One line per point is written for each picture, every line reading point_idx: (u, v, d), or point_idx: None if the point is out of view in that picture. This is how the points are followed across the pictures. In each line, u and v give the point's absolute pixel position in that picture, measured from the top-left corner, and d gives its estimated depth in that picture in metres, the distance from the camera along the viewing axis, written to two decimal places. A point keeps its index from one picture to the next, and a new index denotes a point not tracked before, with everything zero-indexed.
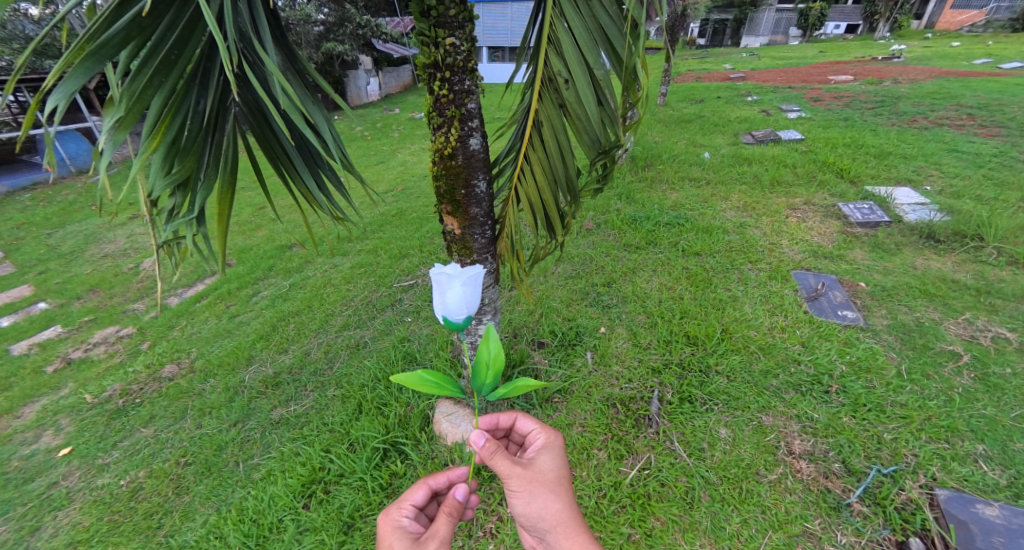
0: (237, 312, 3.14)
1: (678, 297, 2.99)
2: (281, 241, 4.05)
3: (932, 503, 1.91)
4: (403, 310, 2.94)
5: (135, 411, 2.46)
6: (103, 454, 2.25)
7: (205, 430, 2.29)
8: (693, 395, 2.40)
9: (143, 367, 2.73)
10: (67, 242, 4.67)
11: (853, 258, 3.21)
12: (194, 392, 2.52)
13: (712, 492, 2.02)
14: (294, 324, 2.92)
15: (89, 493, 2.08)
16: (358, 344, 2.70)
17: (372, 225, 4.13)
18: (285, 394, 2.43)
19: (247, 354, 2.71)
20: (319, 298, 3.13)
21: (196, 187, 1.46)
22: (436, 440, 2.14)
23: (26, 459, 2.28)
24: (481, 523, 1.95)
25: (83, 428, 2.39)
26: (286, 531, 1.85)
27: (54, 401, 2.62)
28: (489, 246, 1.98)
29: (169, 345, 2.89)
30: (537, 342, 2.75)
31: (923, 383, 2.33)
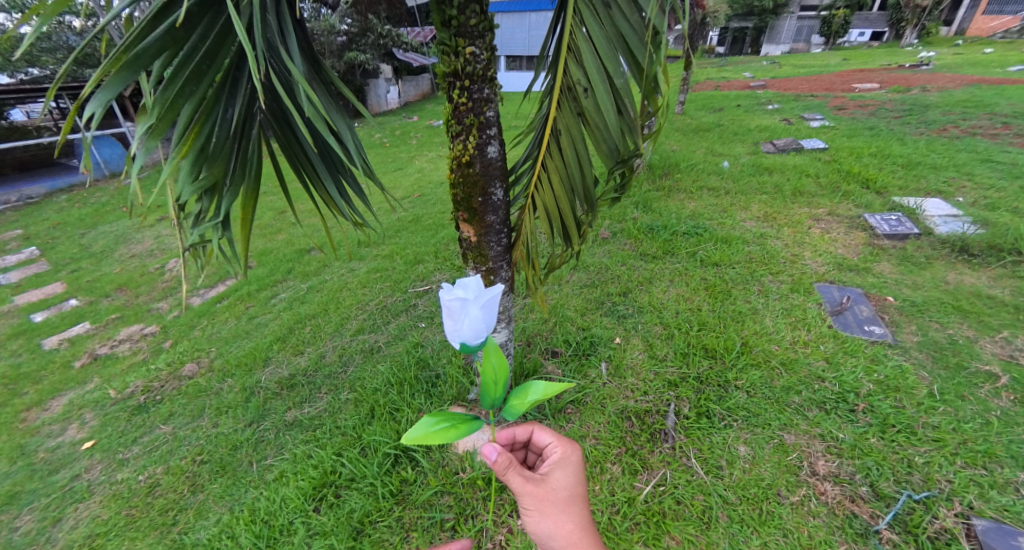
0: (256, 314, 3.22)
1: (696, 308, 2.94)
2: (299, 245, 4.15)
3: (968, 534, 1.81)
4: (417, 315, 2.97)
5: (155, 408, 2.51)
6: (124, 449, 2.31)
7: (221, 429, 2.32)
8: (711, 410, 2.34)
9: (164, 365, 2.80)
10: (99, 242, 4.86)
11: (880, 272, 3.10)
12: (211, 392, 2.57)
13: (730, 512, 1.96)
14: (309, 326, 2.96)
15: (108, 487, 2.13)
16: (372, 348, 2.73)
17: (388, 231, 4.19)
18: (300, 396, 2.46)
19: (264, 355, 2.75)
20: (335, 302, 3.17)
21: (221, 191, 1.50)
22: (447, 448, 2.15)
23: (51, 451, 2.36)
24: (490, 535, 1.87)
25: (106, 423, 2.46)
26: (297, 534, 1.85)
27: (80, 394, 2.71)
28: (504, 255, 1.98)
29: (190, 344, 2.97)
30: (551, 351, 2.73)
31: (957, 404, 2.21)
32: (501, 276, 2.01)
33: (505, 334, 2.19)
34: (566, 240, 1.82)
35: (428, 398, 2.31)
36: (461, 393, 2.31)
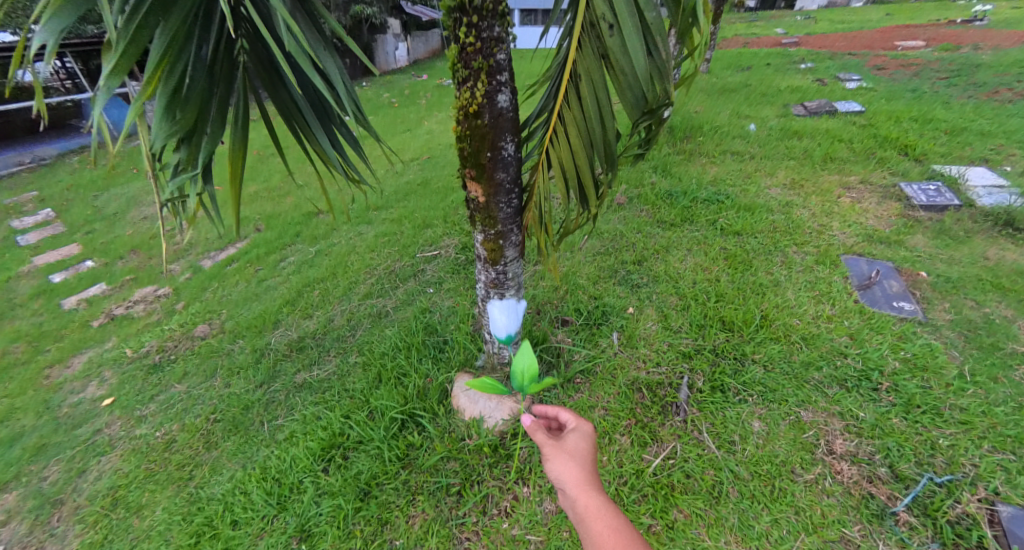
0: (265, 277, 3.24)
1: (714, 279, 2.84)
2: (308, 210, 4.15)
3: (991, 521, 1.74)
4: (426, 281, 2.94)
5: (170, 368, 2.58)
6: (141, 406, 2.38)
7: (234, 389, 2.37)
8: (726, 384, 2.29)
9: (177, 326, 2.86)
10: (111, 206, 4.94)
11: (914, 245, 2.94)
12: (223, 352, 2.62)
13: (741, 488, 1.93)
14: (318, 290, 2.98)
15: (128, 443, 2.21)
16: (380, 313, 2.73)
17: (397, 194, 4.16)
18: (309, 358, 2.50)
19: (274, 319, 2.78)
20: (344, 266, 3.16)
21: (199, 141, 1.44)
22: (453, 414, 2.16)
23: (74, 407, 2.46)
24: (496, 501, 1.91)
25: (125, 381, 2.54)
26: (306, 493, 1.89)
27: (100, 353, 2.79)
28: (514, 217, 1.93)
29: (202, 306, 3.01)
30: (561, 320, 2.69)
31: (988, 386, 2.11)
32: (510, 241, 1.98)
33: (515, 302, 2.14)
34: (583, 201, 1.74)
35: (436, 364, 2.33)
36: (469, 359, 2.32)
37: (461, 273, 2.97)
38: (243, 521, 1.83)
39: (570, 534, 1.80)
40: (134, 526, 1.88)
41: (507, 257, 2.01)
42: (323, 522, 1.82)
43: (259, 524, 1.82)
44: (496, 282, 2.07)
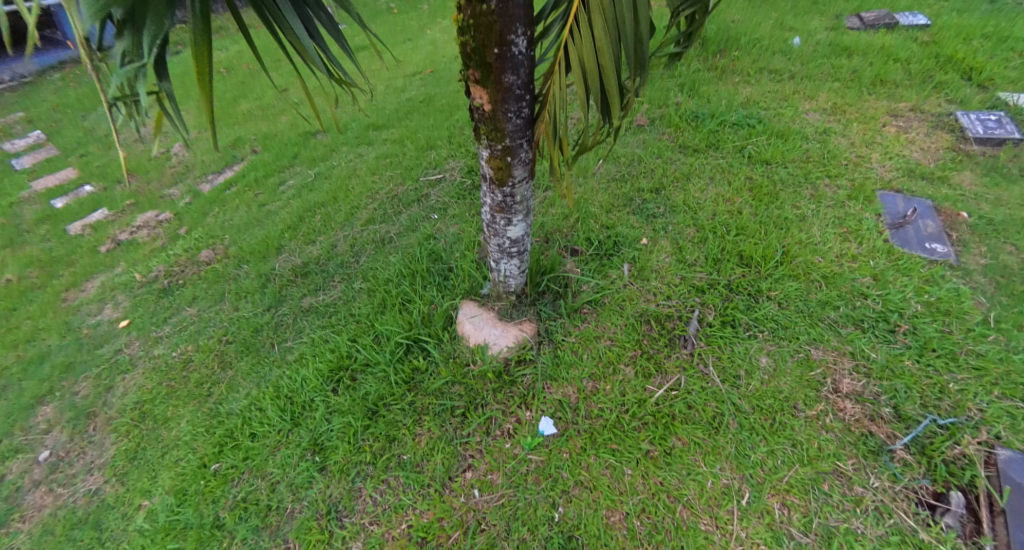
0: (266, 202, 3.19)
1: (737, 212, 2.70)
2: (304, 129, 3.98)
3: (988, 462, 1.75)
4: (430, 206, 2.91)
5: (180, 291, 2.64)
6: (156, 327, 2.47)
7: (243, 312, 2.43)
8: (737, 319, 2.25)
9: (183, 251, 2.87)
10: (104, 128, 4.80)
11: (959, 183, 2.73)
12: (230, 278, 2.65)
13: (741, 420, 1.96)
14: (320, 216, 2.92)
15: (148, 361, 2.31)
16: (383, 240, 2.71)
17: (399, 112, 3.97)
18: (314, 283, 2.53)
19: (277, 244, 2.76)
20: (345, 190, 3.08)
21: (143, 21, 1.13)
22: (458, 340, 2.23)
23: (94, 328, 2.56)
24: (500, 423, 2.02)
25: (138, 304, 2.62)
26: (318, 410, 2.00)
27: (111, 278, 2.83)
28: (523, 130, 1.79)
29: (205, 231, 2.99)
30: (570, 250, 2.63)
31: (1012, 334, 2.04)
32: (519, 159, 1.86)
33: (522, 228, 2.08)
34: (604, 114, 1.61)
35: (440, 292, 2.40)
36: (474, 287, 2.39)
37: (467, 199, 2.90)
38: (261, 434, 1.95)
39: (569, 455, 1.93)
40: (162, 436, 2.01)
41: (515, 177, 1.90)
42: (335, 437, 1.93)
43: (276, 437, 1.94)
44: (503, 205, 1.99)
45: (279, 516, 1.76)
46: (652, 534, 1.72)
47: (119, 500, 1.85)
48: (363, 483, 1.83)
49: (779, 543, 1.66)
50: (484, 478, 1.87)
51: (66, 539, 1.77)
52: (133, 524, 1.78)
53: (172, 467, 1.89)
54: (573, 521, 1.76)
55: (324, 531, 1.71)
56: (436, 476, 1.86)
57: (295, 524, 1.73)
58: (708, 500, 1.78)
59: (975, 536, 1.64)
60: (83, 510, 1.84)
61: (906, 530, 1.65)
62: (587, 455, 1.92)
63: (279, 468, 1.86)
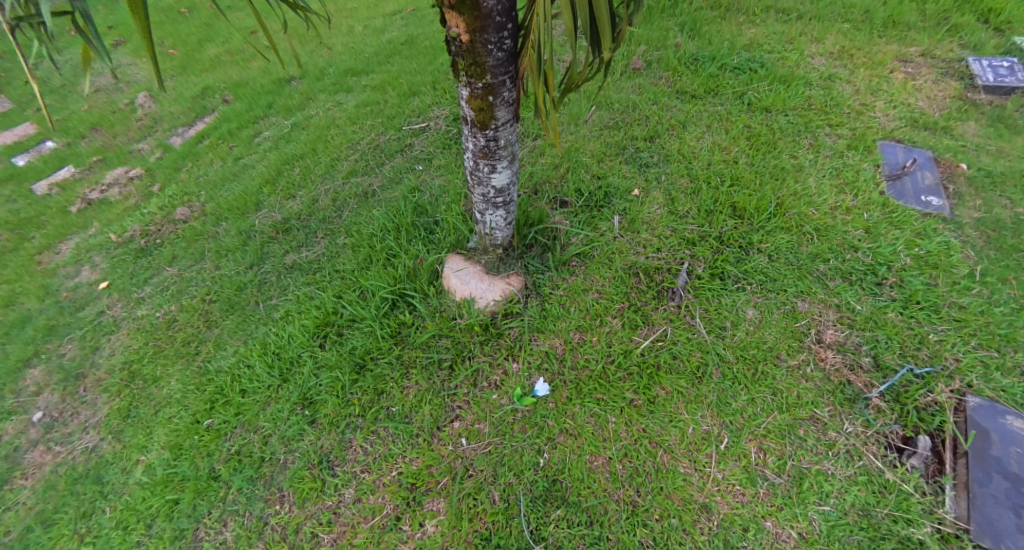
0: (241, 155, 3.15)
1: (732, 161, 2.64)
2: (278, 75, 3.78)
3: (957, 408, 1.83)
4: (414, 157, 2.95)
5: (157, 252, 2.67)
6: (137, 289, 2.52)
7: (224, 271, 2.52)
8: (726, 272, 2.26)
9: (157, 209, 2.85)
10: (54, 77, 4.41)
11: (963, 133, 2.65)
12: (209, 236, 2.70)
13: (724, 370, 2.01)
14: (298, 168, 2.96)
15: (132, 322, 2.39)
16: (366, 193, 2.78)
17: (380, 55, 3.79)
18: (296, 240, 2.60)
19: (255, 200, 2.81)
20: (324, 141, 3.09)
21: None
22: (444, 295, 2.30)
23: (72, 291, 2.55)
24: (487, 375, 2.09)
25: (116, 265, 2.63)
26: (305, 365, 2.13)
27: (84, 240, 2.79)
28: (504, 64, 1.69)
29: (178, 188, 2.96)
30: (560, 201, 2.58)
31: (995, 288, 2.05)
32: (501, 98, 1.77)
33: (507, 175, 2.03)
34: (594, 46, 1.50)
35: (426, 246, 2.45)
36: (460, 241, 2.42)
37: (453, 148, 2.95)
38: (251, 390, 2.09)
39: (555, 404, 1.99)
40: (154, 394, 2.13)
41: (498, 119, 1.82)
42: (323, 391, 2.06)
43: (267, 393, 2.07)
44: (486, 150, 1.92)
45: (272, 466, 1.91)
46: (633, 477, 1.81)
47: (117, 456, 1.98)
48: (353, 435, 1.97)
49: (753, 484, 1.77)
50: (472, 428, 1.96)
51: (69, 494, 1.90)
52: (132, 477, 1.92)
53: (166, 424, 2.03)
54: (557, 466, 1.85)
55: (316, 479, 1.86)
56: (424, 426, 1.97)
57: (289, 473, 1.89)
58: (687, 446, 1.86)
59: (937, 475, 1.74)
60: (84, 466, 1.97)
61: (873, 471, 1.76)
62: (573, 404, 1.99)
63: (271, 422, 2.00)
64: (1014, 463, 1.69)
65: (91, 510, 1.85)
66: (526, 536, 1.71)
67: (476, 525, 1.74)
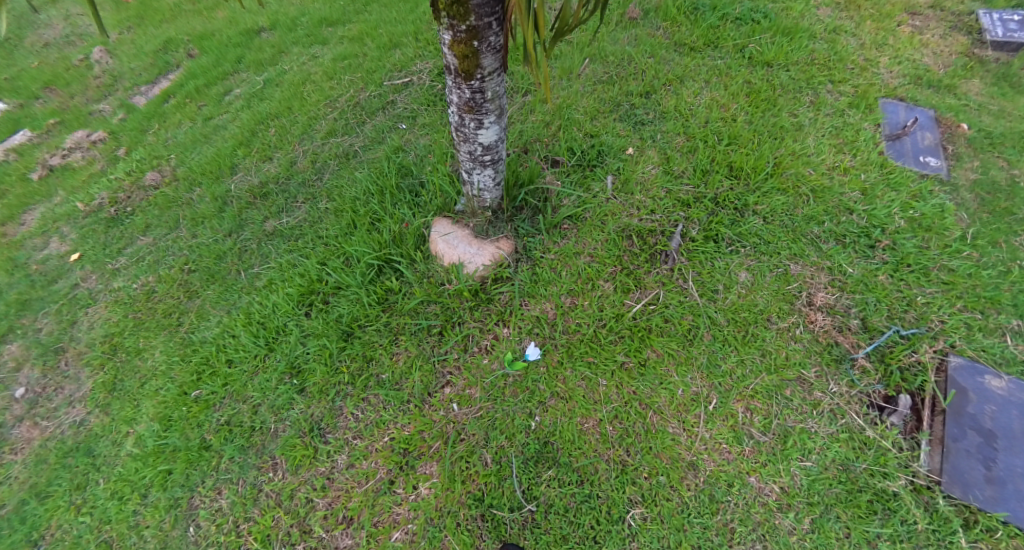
0: (212, 115, 2.95)
1: (731, 118, 2.56)
2: (246, 24, 3.50)
3: (939, 368, 1.87)
4: (397, 115, 2.80)
5: (129, 220, 2.55)
6: (111, 260, 2.41)
7: (201, 240, 2.42)
8: (720, 235, 2.23)
9: (125, 175, 2.69)
10: None
11: (966, 92, 2.59)
12: (182, 203, 2.58)
13: (715, 332, 2.02)
14: (274, 128, 2.80)
15: (109, 295, 2.31)
16: (347, 154, 2.65)
17: (357, 2, 3.53)
18: (276, 205, 2.50)
19: (229, 162, 2.67)
20: (300, 98, 2.92)
21: None
22: (432, 259, 2.24)
23: (42, 264, 2.43)
24: (477, 340, 2.08)
25: (86, 236, 2.51)
26: (292, 334, 2.09)
27: (49, 209, 2.63)
28: (489, 3, 1.54)
29: (146, 151, 2.79)
30: (551, 161, 2.50)
31: (985, 250, 2.07)
32: (486, 44, 1.64)
33: (494, 131, 1.93)
34: None
35: (412, 210, 2.37)
36: (447, 204, 2.35)
37: (438, 105, 2.80)
38: (238, 360, 2.06)
39: (546, 368, 2.00)
40: (139, 366, 2.09)
41: (484, 68, 1.70)
42: (311, 359, 2.04)
43: (253, 362, 2.05)
44: (471, 105, 1.81)
45: (263, 435, 1.91)
46: (624, 437, 1.84)
47: (106, 429, 1.96)
48: (343, 402, 1.96)
49: (739, 442, 1.81)
50: (463, 393, 1.96)
51: (61, 467, 1.89)
52: (123, 450, 1.91)
53: (153, 396, 2.00)
54: (549, 428, 1.88)
55: (308, 447, 1.86)
56: (415, 392, 1.96)
57: (280, 442, 1.89)
58: (677, 407, 1.89)
59: (914, 432, 1.80)
60: (73, 440, 1.95)
61: (854, 428, 1.81)
62: (564, 368, 1.99)
63: (259, 392, 1.98)
64: (988, 420, 1.75)
65: (85, 482, 1.85)
66: (519, 496, 1.75)
67: (469, 487, 1.77)
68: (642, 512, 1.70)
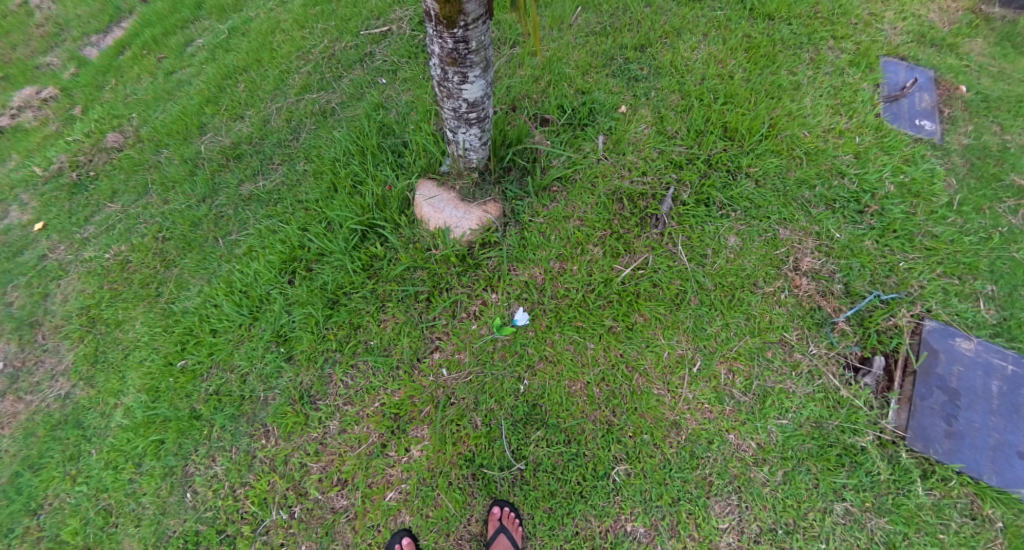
0: (173, 68, 2.73)
1: (728, 75, 2.46)
2: None
3: (914, 331, 1.93)
4: (376, 68, 2.62)
5: (94, 185, 2.40)
6: (79, 229, 2.30)
7: (174, 206, 2.31)
8: (712, 198, 2.21)
9: (83, 136, 2.51)
10: None
11: (968, 51, 2.52)
12: (149, 166, 2.43)
13: (702, 296, 2.04)
14: (243, 83, 2.61)
15: (81, 265, 2.21)
16: (324, 112, 2.49)
17: None
18: (250, 167, 2.37)
19: (197, 121, 2.50)
20: (269, 49, 2.70)
21: None
22: (417, 224, 2.18)
23: (4, 234, 2.30)
24: (465, 306, 2.06)
25: (48, 203, 2.36)
26: (276, 303, 2.06)
27: (4, 174, 2.46)
28: None
29: (104, 109, 2.59)
30: (541, 118, 2.40)
31: (969, 217, 2.09)
32: None
33: (480, 86, 1.80)
34: None
35: (395, 171, 2.27)
36: (431, 165, 2.26)
37: (420, 57, 2.63)
38: (222, 330, 2.03)
39: (534, 332, 2.00)
40: (120, 338, 2.05)
41: (467, 14, 1.55)
42: (297, 328, 2.02)
43: (238, 331, 2.02)
44: (455, 57, 1.67)
45: (253, 404, 1.91)
46: (610, 399, 1.89)
47: (94, 401, 1.94)
48: (332, 370, 1.96)
49: (721, 402, 1.88)
50: (452, 358, 1.97)
51: (51, 439, 1.88)
52: (113, 421, 1.90)
53: (138, 367, 1.98)
54: (537, 391, 1.91)
55: (299, 414, 1.88)
56: (403, 358, 1.97)
57: (271, 409, 1.90)
58: (662, 369, 1.94)
59: (885, 391, 1.88)
60: (61, 413, 1.93)
61: (829, 388, 1.88)
62: (552, 332, 2.00)
63: (246, 361, 1.97)
64: (954, 379, 1.83)
65: (78, 453, 1.86)
66: (508, 456, 1.81)
67: (460, 448, 1.82)
68: (626, 468, 1.78)
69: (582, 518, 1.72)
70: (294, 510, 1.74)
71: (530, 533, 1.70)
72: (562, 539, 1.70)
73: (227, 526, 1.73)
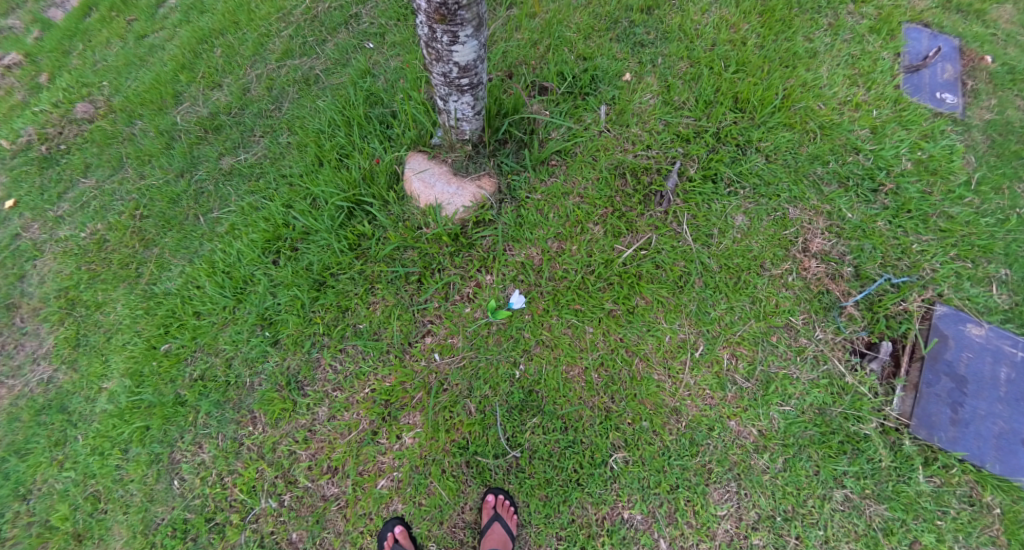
0: (145, 31, 2.56)
1: (740, 41, 2.33)
2: None
3: (924, 316, 1.86)
4: (362, 32, 2.46)
5: (65, 159, 2.27)
6: (52, 207, 2.18)
7: (151, 181, 2.19)
8: (719, 174, 2.11)
9: (51, 107, 2.37)
10: None
11: (996, 18, 2.39)
12: (123, 138, 2.30)
13: (707, 279, 1.96)
14: (220, 47, 2.45)
15: (55, 245, 2.10)
16: (308, 79, 2.35)
17: None
18: (230, 140, 2.25)
19: (172, 90, 2.36)
20: (247, 10, 2.53)
21: None
22: (407, 201, 2.08)
23: None
24: (458, 287, 1.97)
25: (18, 179, 2.24)
26: (260, 283, 1.97)
27: None
28: None
29: (72, 77, 2.44)
30: (539, 87, 2.27)
31: (987, 197, 2.00)
32: None
33: (471, 47, 1.67)
34: None
35: (383, 144, 2.15)
36: (422, 137, 2.14)
37: (409, 20, 2.47)
38: (206, 312, 1.94)
39: (531, 316, 1.92)
40: (100, 321, 1.96)
41: None
42: (283, 310, 1.93)
43: (222, 314, 1.93)
44: (444, 13, 1.53)
45: (239, 390, 1.84)
46: (609, 384, 1.83)
47: (76, 386, 1.87)
48: (320, 353, 1.88)
49: (723, 388, 1.82)
50: (445, 342, 1.89)
51: (35, 424, 1.81)
52: (97, 406, 1.83)
53: (121, 351, 1.89)
54: (533, 377, 1.84)
55: (287, 401, 1.81)
56: (394, 342, 1.89)
57: (258, 396, 1.82)
58: (664, 353, 1.87)
59: (891, 377, 1.82)
60: (43, 397, 1.85)
61: (834, 374, 1.82)
62: (550, 315, 1.92)
63: (231, 345, 1.89)
64: (962, 366, 1.77)
65: (64, 439, 1.79)
66: (503, 443, 1.76)
67: (453, 435, 1.76)
68: (624, 456, 1.73)
69: (579, 506, 1.68)
70: (283, 498, 1.69)
71: (525, 521, 1.66)
72: (558, 527, 1.65)
73: (215, 514, 1.67)
